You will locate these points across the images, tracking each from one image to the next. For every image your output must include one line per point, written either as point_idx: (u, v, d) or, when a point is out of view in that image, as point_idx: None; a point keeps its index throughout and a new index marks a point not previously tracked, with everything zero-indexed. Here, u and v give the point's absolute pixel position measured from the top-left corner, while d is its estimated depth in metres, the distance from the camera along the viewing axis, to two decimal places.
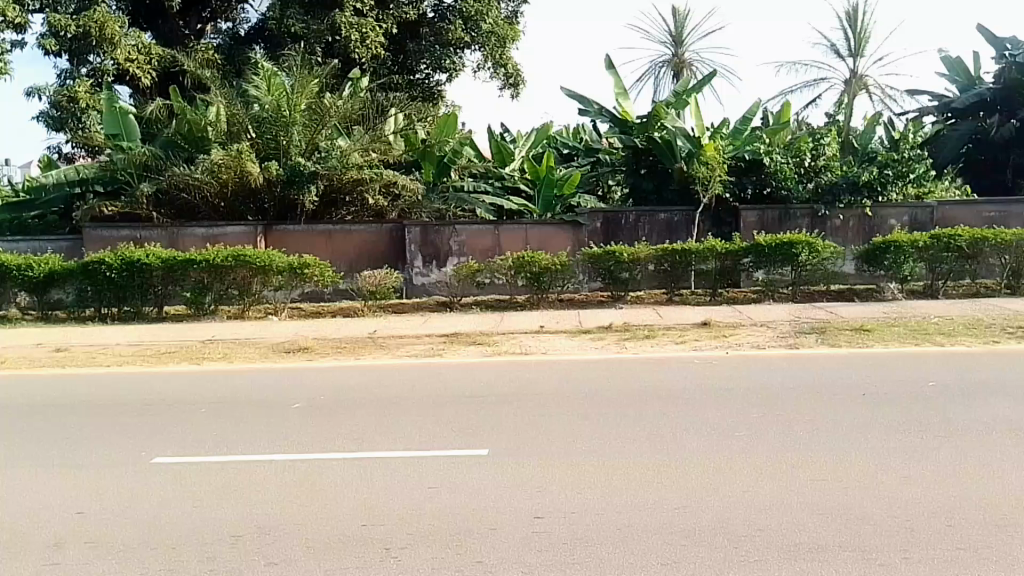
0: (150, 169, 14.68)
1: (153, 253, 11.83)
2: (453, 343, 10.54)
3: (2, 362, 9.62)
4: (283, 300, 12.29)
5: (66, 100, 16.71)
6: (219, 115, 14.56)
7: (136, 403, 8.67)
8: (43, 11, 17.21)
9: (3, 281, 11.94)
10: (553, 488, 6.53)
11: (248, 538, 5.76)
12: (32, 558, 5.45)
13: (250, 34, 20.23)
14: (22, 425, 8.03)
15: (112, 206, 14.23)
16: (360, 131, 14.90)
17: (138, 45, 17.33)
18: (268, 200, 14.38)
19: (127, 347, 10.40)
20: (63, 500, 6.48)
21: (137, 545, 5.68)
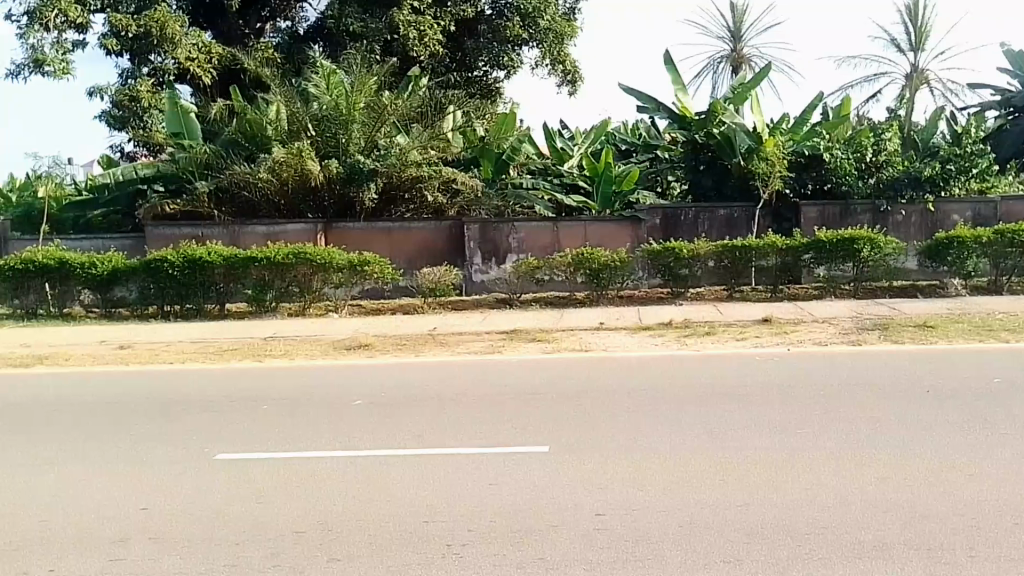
0: (211, 167, 14.79)
1: (215, 251, 11.95)
2: (513, 339, 10.54)
3: (67, 359, 9.76)
4: (344, 297, 12.29)
5: (128, 100, 16.96)
6: (279, 114, 14.64)
7: (202, 397, 8.71)
8: (105, 10, 17.34)
9: (67, 280, 12.09)
10: (614, 485, 6.47)
11: (308, 535, 5.74)
12: (98, 553, 5.48)
13: (309, 32, 20.26)
14: (92, 417, 8.12)
15: (174, 204, 14.34)
16: (417, 129, 14.86)
17: (198, 44, 17.33)
18: (329, 198, 14.48)
19: (189, 344, 10.49)
20: (128, 494, 6.52)
21: (198, 541, 5.68)
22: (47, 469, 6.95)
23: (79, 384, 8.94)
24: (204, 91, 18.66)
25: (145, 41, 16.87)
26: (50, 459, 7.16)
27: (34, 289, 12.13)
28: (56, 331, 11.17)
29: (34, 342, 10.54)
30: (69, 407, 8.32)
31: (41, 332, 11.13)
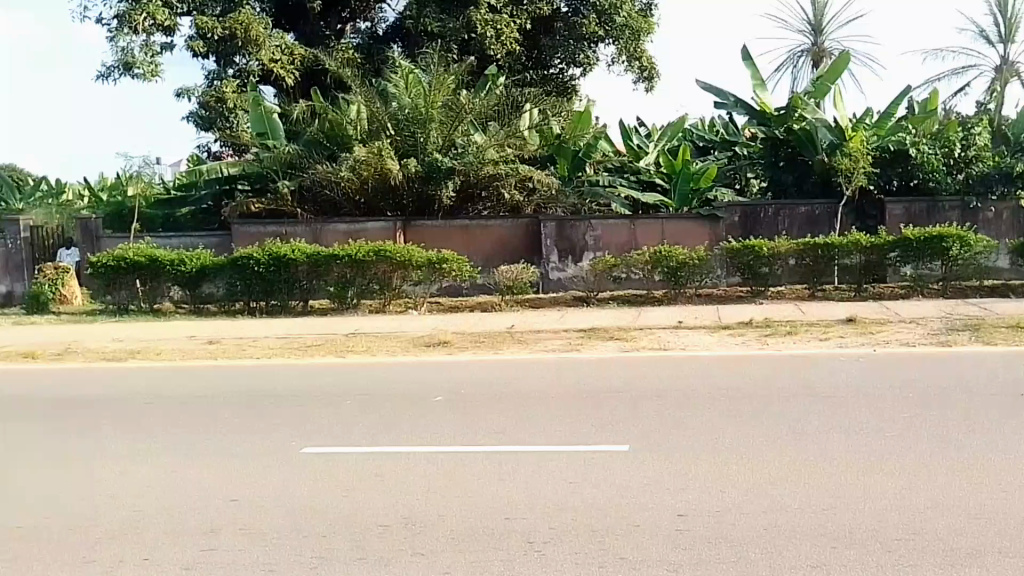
0: (294, 166, 14.99)
1: (299, 248, 12.20)
2: (591, 337, 10.54)
3: (159, 353, 10.10)
4: (423, 294, 12.40)
5: (215, 101, 17.51)
6: (359, 114, 14.79)
7: (290, 390, 8.89)
8: (192, 13, 17.94)
9: (158, 276, 12.51)
10: (697, 485, 6.37)
11: (391, 529, 5.78)
12: (188, 543, 5.60)
13: (387, 33, 20.70)
14: (184, 408, 8.35)
15: (258, 202, 14.73)
16: (494, 127, 14.89)
17: (282, 46, 17.88)
18: (407, 195, 14.59)
19: (275, 339, 10.74)
20: (216, 485, 6.67)
21: (283, 533, 5.76)
22: (140, 457, 7.17)
23: (176, 375, 9.31)
24: (288, 92, 19.15)
25: (231, 43, 17.51)
26: (144, 447, 7.39)
27: (126, 285, 12.59)
28: (148, 326, 11.56)
29: (127, 336, 10.95)
30: (165, 397, 8.62)
31: (136, 326, 11.56)
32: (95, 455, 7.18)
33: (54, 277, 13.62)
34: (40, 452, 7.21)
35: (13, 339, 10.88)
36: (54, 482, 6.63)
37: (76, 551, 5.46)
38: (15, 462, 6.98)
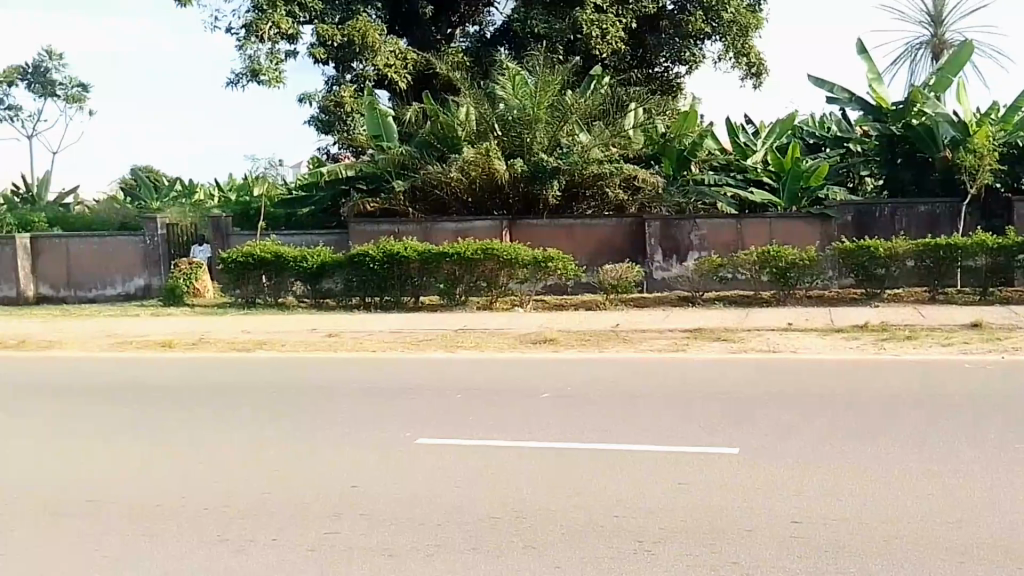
0: (407, 167, 15.62)
1: (411, 246, 12.64)
2: (698, 339, 10.51)
3: (284, 345, 10.72)
4: (528, 291, 12.63)
5: (334, 105, 18.24)
6: (468, 116, 15.26)
7: (405, 382, 9.27)
8: (313, 22, 18.82)
9: (282, 272, 13.23)
10: (812, 492, 6.24)
11: (503, 521, 5.94)
12: (313, 526, 5.93)
13: (495, 36, 21.09)
14: (308, 398, 8.82)
15: (373, 202, 15.47)
16: (600, 126, 15.06)
17: (395, 51, 18.38)
18: (512, 195, 14.88)
19: (389, 334, 11.19)
20: (338, 472, 7.02)
21: (401, 520, 6.02)
22: (267, 442, 7.65)
23: (302, 365, 9.88)
24: (400, 94, 19.76)
25: (349, 49, 18.15)
26: (270, 432, 7.87)
27: (253, 280, 13.37)
28: (272, 319, 12.21)
29: (254, 329, 11.62)
30: (291, 386, 9.17)
31: (260, 320, 12.18)
32: (228, 438, 7.72)
33: (188, 272, 14.67)
34: (180, 434, 7.82)
35: (156, 331, 11.75)
36: (192, 463, 7.17)
37: (214, 530, 5.88)
38: (159, 442, 7.59)
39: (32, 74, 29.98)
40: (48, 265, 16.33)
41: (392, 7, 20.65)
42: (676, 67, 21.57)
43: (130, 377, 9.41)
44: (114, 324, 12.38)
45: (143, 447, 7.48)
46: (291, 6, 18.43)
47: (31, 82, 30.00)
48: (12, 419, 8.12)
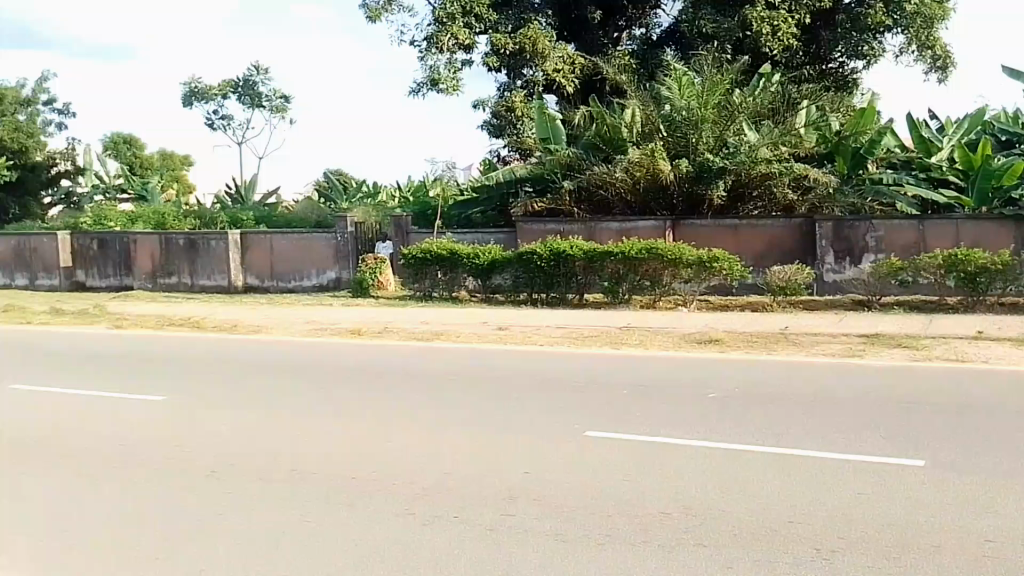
0: (573, 168, 16.11)
1: (577, 245, 13.06)
2: (875, 345, 10.15)
3: (459, 335, 11.48)
4: (692, 292, 12.69)
5: (505, 110, 19.18)
6: (634, 118, 15.62)
7: (574, 376, 9.64)
8: (488, 31, 19.82)
9: (457, 267, 14.11)
10: (1009, 512, 5.86)
11: (673, 517, 6.05)
12: (491, 508, 6.32)
13: (662, 37, 21.29)
14: (485, 386, 9.39)
15: (540, 202, 16.00)
16: (768, 125, 14.93)
17: (564, 57, 19.20)
18: (677, 195, 15.15)
19: (556, 328, 11.64)
20: (513, 457, 7.43)
21: (573, 509, 6.28)
22: (445, 425, 8.21)
23: (476, 356, 10.52)
24: (568, 99, 20.28)
25: (520, 57, 19.06)
26: (448, 417, 8.44)
27: (430, 275, 14.37)
28: (446, 312, 13.02)
29: (433, 320, 12.41)
30: (468, 374, 9.77)
31: (432, 312, 13.01)
32: (412, 420, 8.37)
33: (374, 266, 16.02)
34: (368, 412, 8.59)
35: (349, 319, 12.83)
36: (381, 441, 7.85)
37: (403, 504, 6.44)
38: (353, 420, 8.38)
39: (241, 87, 33.94)
40: (254, 257, 18.24)
41: (562, 13, 21.10)
42: (852, 62, 20.82)
43: (326, 360, 10.46)
44: (311, 312, 13.65)
45: (340, 423, 8.30)
46: (468, 17, 19.55)
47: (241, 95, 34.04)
48: (229, 393, 9.29)
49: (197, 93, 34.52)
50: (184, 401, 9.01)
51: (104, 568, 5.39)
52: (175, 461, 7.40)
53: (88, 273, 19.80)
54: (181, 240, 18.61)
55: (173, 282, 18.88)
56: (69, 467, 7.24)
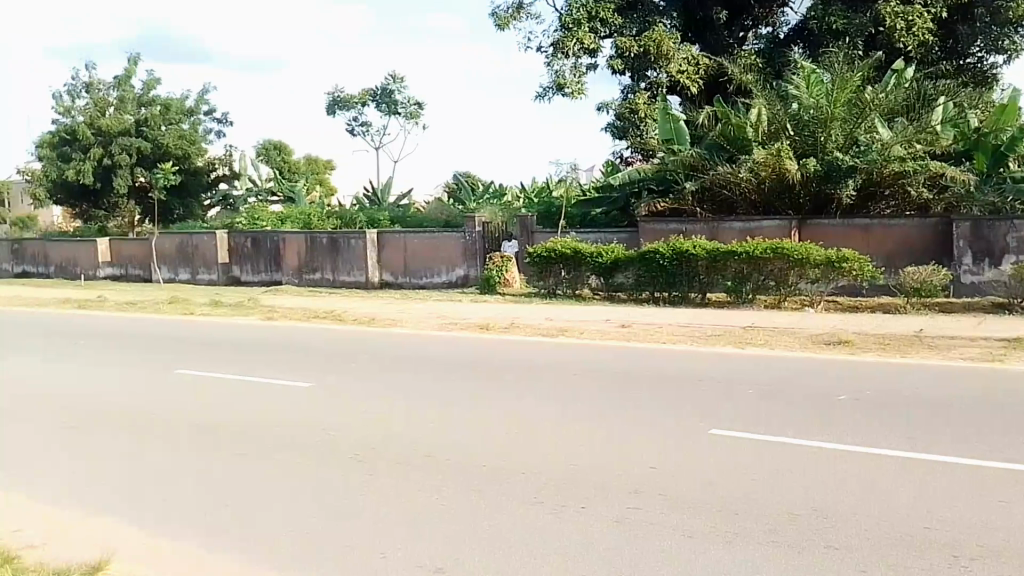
0: (697, 168, 16.38)
1: (699, 245, 13.47)
2: (1018, 350, 9.74)
3: (586, 332, 12.12)
4: (819, 292, 12.99)
5: (629, 112, 19.94)
6: (760, 117, 15.68)
7: (698, 374, 9.84)
8: (613, 34, 20.33)
9: (579, 266, 14.90)
10: None
11: (803, 518, 6.10)
12: (619, 502, 6.56)
13: (789, 36, 21.42)
14: (609, 381, 9.75)
15: (663, 202, 16.58)
16: (902, 124, 14.84)
17: (688, 58, 19.68)
18: (804, 196, 15.32)
19: (679, 326, 12.08)
20: (641, 452, 7.66)
21: (701, 506, 6.43)
22: (571, 418, 8.56)
23: (598, 352, 10.84)
24: (692, 99, 21.12)
25: (644, 60, 19.75)
26: (573, 411, 8.78)
27: (553, 274, 15.30)
28: (571, 308, 13.90)
29: (556, 316, 13.16)
30: (593, 370, 10.15)
31: (557, 308, 14.00)
32: (539, 412, 8.77)
33: (501, 264, 16.81)
34: (498, 404, 9.05)
35: (477, 313, 13.70)
36: (510, 431, 8.28)
37: (534, 494, 6.79)
38: (486, 410, 8.87)
39: (379, 95, 33.47)
40: (389, 256, 19.38)
41: (687, 15, 21.38)
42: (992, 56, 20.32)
43: (456, 355, 11.11)
44: (439, 307, 14.70)
45: (476, 413, 8.82)
46: (593, 22, 20.13)
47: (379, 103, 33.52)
48: (366, 382, 10.00)
49: (343, 101, 33.76)
50: (327, 388, 9.80)
51: (270, 541, 6.06)
52: (324, 443, 8.10)
53: (242, 269, 21.93)
54: (325, 239, 20.04)
55: (316, 278, 20.38)
56: (233, 445, 8.09)
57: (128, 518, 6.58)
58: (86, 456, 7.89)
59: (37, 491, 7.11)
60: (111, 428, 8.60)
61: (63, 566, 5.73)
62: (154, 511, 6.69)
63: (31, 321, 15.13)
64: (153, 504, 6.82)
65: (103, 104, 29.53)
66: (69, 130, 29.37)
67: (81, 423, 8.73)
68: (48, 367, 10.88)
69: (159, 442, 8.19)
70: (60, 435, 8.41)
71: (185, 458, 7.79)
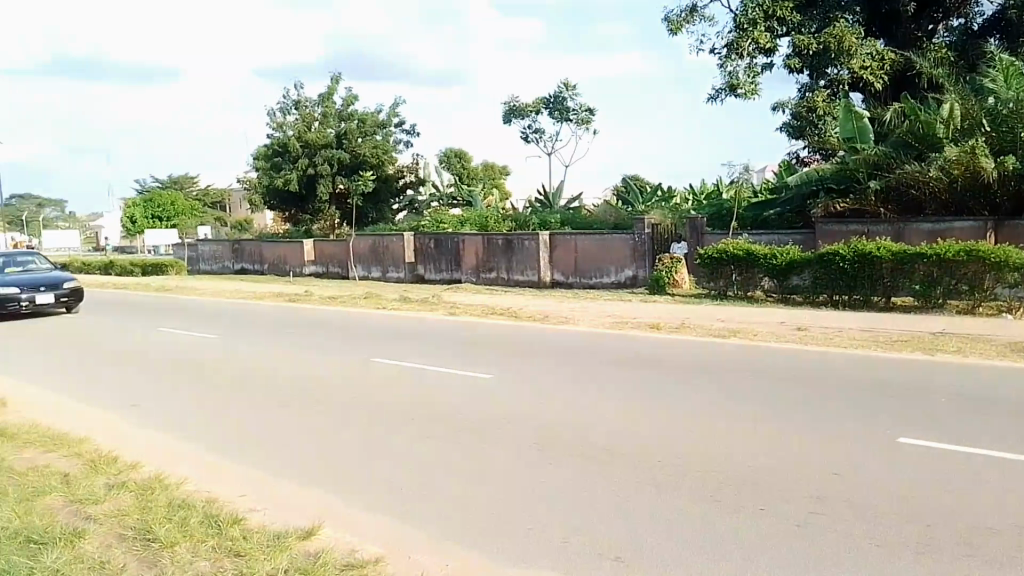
0: (880, 167, 16.45)
1: (884, 246, 13.75)
2: None
3: (763, 333, 12.48)
4: (1018, 297, 12.86)
5: (806, 110, 20.37)
6: (952, 113, 15.68)
7: (879, 385, 9.55)
8: (790, 33, 20.77)
9: (755, 267, 15.60)
10: None
11: (1002, 534, 5.74)
12: (798, 505, 6.47)
13: (984, 27, 20.39)
14: (782, 386, 9.70)
15: (843, 202, 16.51)
16: None
17: (872, 53, 19.64)
18: (1003, 195, 14.81)
19: (859, 331, 12.17)
20: (820, 456, 7.52)
21: (886, 513, 6.22)
22: (745, 423, 8.53)
23: (773, 363, 10.73)
24: (876, 96, 20.86)
25: (825, 55, 19.94)
26: (748, 415, 8.73)
27: (725, 274, 16.19)
28: (747, 308, 14.72)
29: (728, 317, 13.87)
30: (765, 376, 10.14)
31: (735, 308, 14.83)
32: (715, 414, 8.82)
33: (671, 264, 17.39)
34: (671, 403, 9.26)
35: (648, 314, 14.61)
36: (682, 429, 8.45)
37: (708, 492, 6.86)
38: (660, 408, 9.11)
39: (552, 103, 32.60)
40: (560, 256, 20.29)
41: (872, 10, 20.94)
42: None
43: (627, 358, 11.41)
44: (612, 306, 15.85)
45: (649, 410, 9.08)
46: (771, 21, 20.64)
47: (551, 111, 32.70)
48: (540, 378, 10.56)
49: (515, 110, 33.11)
50: (504, 381, 10.47)
51: (457, 520, 6.60)
52: (504, 431, 8.66)
53: (426, 267, 23.84)
54: (501, 240, 21.44)
55: (492, 277, 21.86)
56: (420, 430, 8.81)
57: (333, 490, 7.41)
58: (296, 431, 8.97)
59: (258, 462, 8.14)
60: (318, 407, 9.71)
61: (283, 528, 6.57)
62: (355, 485, 7.48)
63: (251, 311, 17.29)
64: (354, 479, 7.63)
65: (310, 118, 32.91)
66: (281, 144, 32.84)
67: (296, 402, 9.95)
68: (269, 352, 12.47)
69: (355, 423, 9.11)
70: (277, 411, 9.64)
71: (379, 439, 8.60)
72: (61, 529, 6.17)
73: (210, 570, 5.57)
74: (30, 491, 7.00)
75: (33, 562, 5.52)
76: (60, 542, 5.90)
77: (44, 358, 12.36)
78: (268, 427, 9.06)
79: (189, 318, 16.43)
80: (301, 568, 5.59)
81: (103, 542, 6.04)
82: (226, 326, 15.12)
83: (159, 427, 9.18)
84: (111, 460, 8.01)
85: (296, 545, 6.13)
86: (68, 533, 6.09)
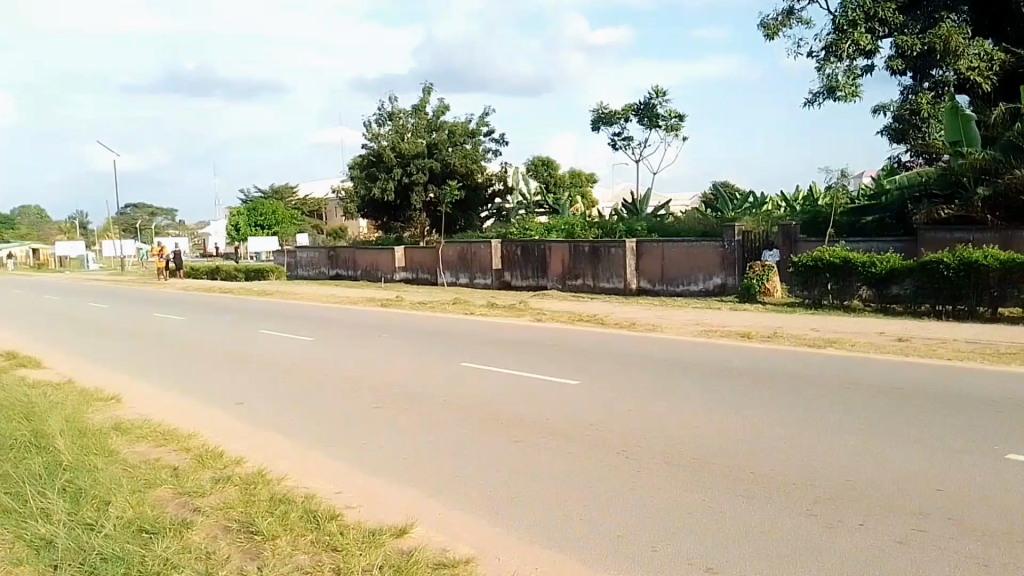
0: (988, 171, 15.85)
1: (992, 255, 13.38)
2: None
3: (860, 344, 12.11)
4: None
5: (909, 113, 19.98)
6: None
7: (985, 401, 9.06)
8: (891, 34, 20.31)
9: (851, 277, 15.25)
10: None
11: None
12: (899, 520, 6.06)
13: None
14: (882, 401, 9.33)
15: (949, 209, 16.07)
16: None
17: (981, 53, 18.97)
18: None
19: (965, 343, 11.73)
20: (923, 472, 7.09)
21: (996, 532, 5.78)
22: (841, 436, 8.20)
23: (869, 376, 10.38)
24: (984, 98, 19.97)
25: (929, 56, 19.50)
26: (841, 430, 8.42)
27: (819, 283, 15.83)
28: (844, 317, 14.38)
29: (821, 327, 13.56)
30: (860, 390, 9.79)
31: (830, 317, 14.51)
32: (806, 428, 8.53)
33: (762, 272, 17.20)
34: (762, 416, 9.02)
35: (735, 323, 14.46)
36: (772, 439, 8.23)
37: (802, 504, 6.50)
38: (750, 420, 8.87)
39: (641, 110, 32.37)
40: (647, 264, 20.32)
41: (980, 10, 20.14)
42: None
43: (713, 367, 11.27)
44: (702, 314, 15.74)
45: (738, 421, 8.89)
46: (871, 23, 20.24)
47: (640, 117, 32.47)
48: (631, 387, 10.48)
49: (604, 117, 32.97)
50: (590, 389, 10.51)
51: (543, 519, 6.53)
52: (591, 437, 8.62)
53: (513, 274, 24.19)
54: (587, 248, 21.58)
55: (578, 284, 22.00)
56: (505, 436, 8.82)
57: (420, 488, 7.44)
58: (381, 433, 9.13)
59: (352, 462, 8.25)
60: (405, 411, 9.87)
61: (378, 525, 6.48)
62: (439, 484, 7.51)
63: (346, 317, 17.88)
64: (438, 479, 7.64)
65: (403, 129, 33.86)
66: (376, 153, 34.03)
67: (383, 406, 10.13)
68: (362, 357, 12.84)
69: (444, 427, 9.24)
70: (367, 414, 9.85)
71: (467, 443, 8.65)
72: (170, 519, 6.27)
73: (309, 564, 5.54)
74: (140, 482, 7.20)
75: (144, 550, 5.58)
76: (169, 532, 5.97)
77: (156, 359, 13.06)
78: (359, 430, 9.26)
79: (287, 322, 17.19)
80: (396, 567, 5.48)
81: (209, 534, 6.09)
82: (324, 330, 15.72)
83: (258, 427, 9.49)
84: (217, 455, 8.28)
85: (391, 542, 6.05)
86: (176, 523, 6.18)
